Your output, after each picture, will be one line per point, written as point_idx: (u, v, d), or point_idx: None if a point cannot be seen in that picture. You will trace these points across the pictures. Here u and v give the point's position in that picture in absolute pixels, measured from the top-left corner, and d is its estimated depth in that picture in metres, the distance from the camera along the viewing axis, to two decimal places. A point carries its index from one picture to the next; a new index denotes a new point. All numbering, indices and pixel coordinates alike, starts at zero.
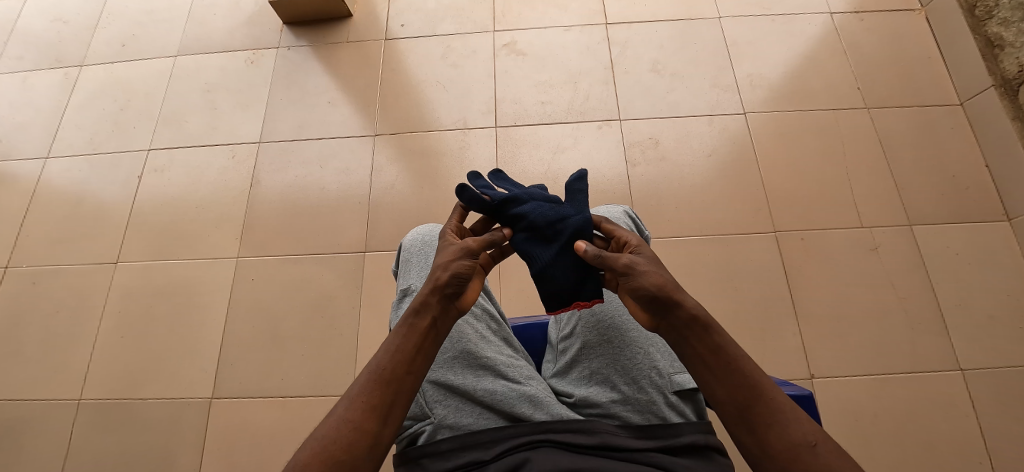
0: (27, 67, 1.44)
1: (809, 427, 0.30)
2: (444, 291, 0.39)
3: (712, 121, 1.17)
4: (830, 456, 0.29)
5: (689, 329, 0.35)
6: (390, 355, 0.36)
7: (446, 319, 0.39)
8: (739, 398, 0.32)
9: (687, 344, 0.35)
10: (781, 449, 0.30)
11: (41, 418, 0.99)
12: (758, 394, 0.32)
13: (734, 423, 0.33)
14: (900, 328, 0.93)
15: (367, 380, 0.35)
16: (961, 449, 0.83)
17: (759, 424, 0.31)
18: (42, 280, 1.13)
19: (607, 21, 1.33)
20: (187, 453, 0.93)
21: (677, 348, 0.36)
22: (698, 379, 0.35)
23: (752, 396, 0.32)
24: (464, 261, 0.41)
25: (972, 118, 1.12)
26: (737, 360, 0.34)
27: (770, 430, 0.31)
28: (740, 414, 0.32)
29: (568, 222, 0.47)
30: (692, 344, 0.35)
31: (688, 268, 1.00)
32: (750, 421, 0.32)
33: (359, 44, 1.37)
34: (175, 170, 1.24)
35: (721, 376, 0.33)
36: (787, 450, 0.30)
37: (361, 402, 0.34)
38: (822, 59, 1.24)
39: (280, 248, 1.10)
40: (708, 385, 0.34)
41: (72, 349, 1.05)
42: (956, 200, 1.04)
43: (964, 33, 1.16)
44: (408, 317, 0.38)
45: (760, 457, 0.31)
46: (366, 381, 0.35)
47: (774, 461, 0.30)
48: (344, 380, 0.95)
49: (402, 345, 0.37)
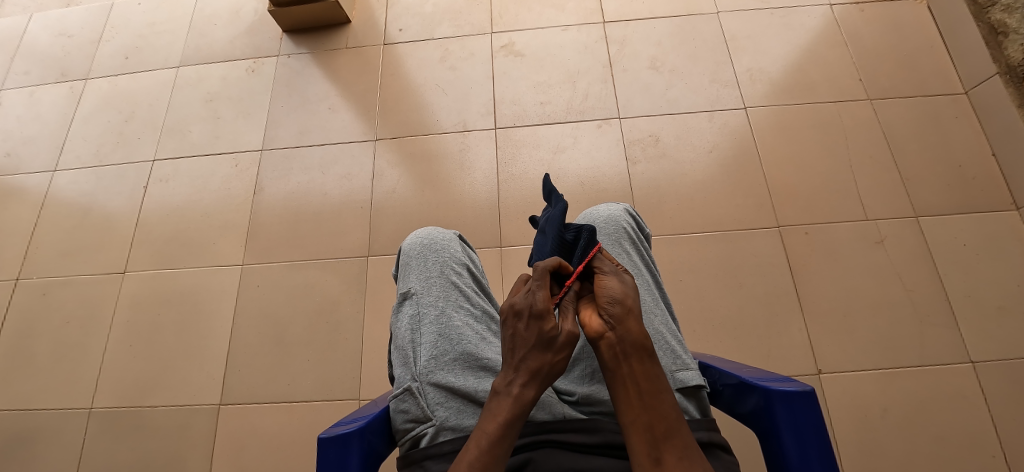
0: (33, 82, 1.46)
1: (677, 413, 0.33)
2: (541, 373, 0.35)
3: (712, 117, 1.17)
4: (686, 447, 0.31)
5: (635, 349, 0.35)
6: (503, 441, 0.33)
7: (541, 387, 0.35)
8: (660, 426, 0.31)
9: (626, 360, 0.35)
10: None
11: (55, 427, 1.00)
12: (679, 427, 0.32)
13: (643, 447, 0.31)
14: (907, 320, 0.92)
15: (487, 467, 0.31)
16: (973, 444, 0.82)
17: (668, 455, 0.30)
18: (52, 291, 1.15)
19: (604, 20, 1.33)
20: (196, 460, 0.94)
21: (611, 366, 0.35)
22: (622, 400, 0.34)
23: (674, 428, 0.31)
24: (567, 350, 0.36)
25: (977, 107, 1.11)
26: (664, 392, 0.34)
27: (676, 464, 0.30)
28: (650, 441, 0.31)
29: (592, 223, 0.55)
30: (631, 365, 0.35)
31: (691, 265, 1.00)
32: (661, 450, 0.31)
33: (358, 50, 1.38)
34: (179, 179, 1.25)
35: (649, 402, 0.33)
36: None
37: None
38: (823, 51, 1.23)
39: (284, 255, 1.11)
40: (633, 409, 0.33)
41: (83, 358, 1.07)
42: (963, 191, 1.03)
43: (967, 21, 1.15)
44: (512, 406, 0.34)
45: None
46: (479, 463, 0.31)
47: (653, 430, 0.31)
48: (350, 384, 0.95)
49: (516, 425, 0.34)
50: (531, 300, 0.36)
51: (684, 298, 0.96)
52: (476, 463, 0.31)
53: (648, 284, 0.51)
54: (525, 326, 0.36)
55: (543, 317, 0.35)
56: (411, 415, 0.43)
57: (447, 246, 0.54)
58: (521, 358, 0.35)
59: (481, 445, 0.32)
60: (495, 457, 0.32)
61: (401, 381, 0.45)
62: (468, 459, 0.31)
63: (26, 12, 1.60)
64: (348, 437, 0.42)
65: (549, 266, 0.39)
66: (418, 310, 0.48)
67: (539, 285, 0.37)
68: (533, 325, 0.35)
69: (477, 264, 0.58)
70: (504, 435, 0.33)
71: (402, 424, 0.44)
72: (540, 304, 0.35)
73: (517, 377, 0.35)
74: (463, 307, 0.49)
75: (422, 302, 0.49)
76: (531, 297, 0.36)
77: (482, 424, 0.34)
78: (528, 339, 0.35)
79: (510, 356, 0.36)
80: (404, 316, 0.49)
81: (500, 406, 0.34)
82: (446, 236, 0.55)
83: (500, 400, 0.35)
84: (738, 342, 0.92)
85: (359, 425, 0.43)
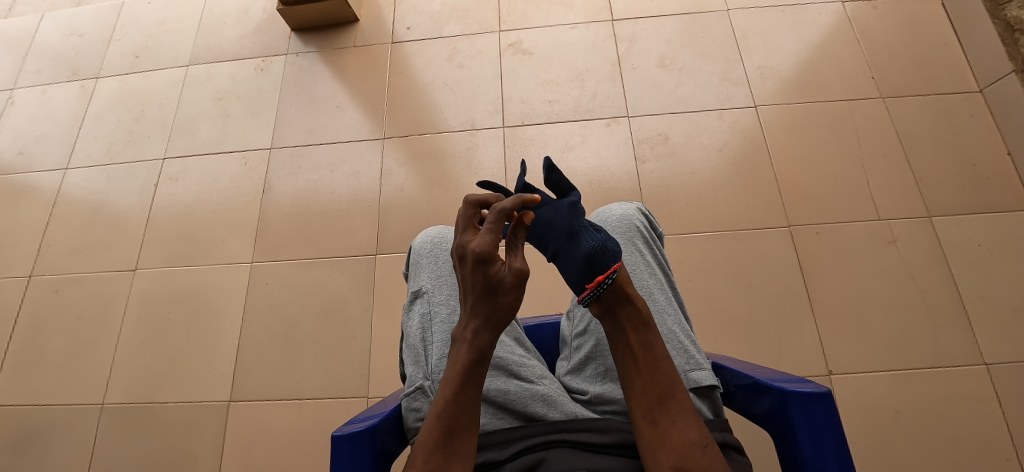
0: (45, 81, 1.47)
1: (674, 378, 0.37)
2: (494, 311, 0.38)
3: (722, 115, 1.16)
4: (682, 409, 0.36)
5: (633, 320, 0.40)
6: (468, 389, 0.35)
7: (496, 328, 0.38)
8: (655, 393, 0.37)
9: (626, 332, 0.40)
10: (676, 442, 0.33)
11: (66, 423, 1.01)
12: (673, 394, 0.36)
13: (642, 410, 0.37)
14: (920, 321, 0.91)
15: (455, 417, 0.33)
16: (988, 448, 0.81)
17: (663, 419, 0.35)
18: (64, 288, 1.16)
19: (613, 18, 1.32)
20: (206, 456, 0.94)
21: (616, 339, 0.40)
22: (624, 369, 0.39)
23: (668, 395, 0.36)
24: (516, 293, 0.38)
25: (993, 105, 1.09)
26: (662, 362, 0.38)
27: (670, 426, 0.35)
28: (648, 405, 0.37)
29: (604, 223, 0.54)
30: (628, 335, 0.40)
31: (701, 264, 0.99)
32: (658, 413, 0.36)
33: (366, 48, 1.38)
34: (189, 177, 1.26)
35: (647, 371, 0.38)
36: (679, 443, 0.33)
37: (435, 430, 0.33)
38: (835, 48, 1.22)
39: (293, 253, 1.12)
40: (630, 374, 0.39)
41: (95, 354, 1.08)
42: (977, 191, 1.01)
43: (982, 19, 1.13)
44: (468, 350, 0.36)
45: (654, 451, 0.34)
46: (448, 415, 0.33)
47: (650, 396, 0.37)
48: (358, 383, 0.96)
49: (474, 371, 0.36)
50: (477, 244, 0.39)
51: (694, 298, 0.96)
52: (444, 413, 0.33)
53: (661, 284, 0.51)
54: (469, 268, 0.39)
55: (487, 258, 0.38)
56: (422, 414, 0.43)
57: None
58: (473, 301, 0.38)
59: (448, 391, 0.34)
60: (460, 405, 0.34)
61: (412, 379, 0.45)
62: (438, 410, 0.34)
63: (37, 12, 1.62)
64: (361, 435, 0.42)
65: (501, 209, 0.41)
66: (429, 309, 0.48)
67: (488, 229, 0.40)
68: (476, 266, 0.38)
69: None
70: (466, 380, 0.35)
71: (413, 422, 0.44)
72: (483, 246, 0.38)
73: (471, 322, 0.38)
74: None
75: (433, 301, 0.48)
76: (478, 239, 0.39)
77: (446, 375, 0.36)
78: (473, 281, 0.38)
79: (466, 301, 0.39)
80: (415, 315, 0.48)
81: (459, 354, 0.37)
82: None
83: (458, 346, 0.37)
84: (748, 343, 0.91)
85: (371, 424, 0.43)
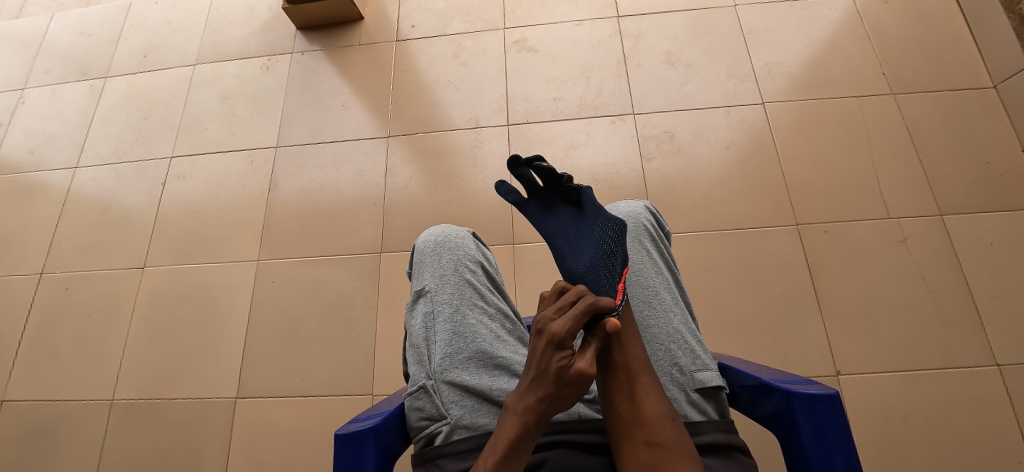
0: (55, 81, 1.49)
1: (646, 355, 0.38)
2: (552, 401, 0.33)
3: (729, 112, 1.14)
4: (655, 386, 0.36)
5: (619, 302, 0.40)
6: (509, 463, 0.31)
7: (552, 411, 0.34)
8: (632, 367, 0.36)
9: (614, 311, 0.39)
10: (651, 416, 0.33)
11: (77, 418, 1.03)
12: (647, 369, 0.37)
13: (616, 385, 0.36)
14: (930, 321, 0.90)
15: None
16: (1000, 450, 0.79)
17: (638, 393, 0.35)
18: (74, 285, 1.18)
19: (619, 14, 1.31)
20: (213, 452, 0.95)
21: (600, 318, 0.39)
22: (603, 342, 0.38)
23: (643, 369, 0.36)
24: (570, 391, 0.33)
25: (1006, 101, 1.07)
26: (636, 338, 0.39)
27: (644, 399, 0.35)
28: (624, 380, 0.36)
29: None
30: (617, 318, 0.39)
31: (707, 263, 0.98)
32: (632, 386, 0.36)
33: (371, 46, 1.39)
34: (196, 176, 1.27)
35: (627, 347, 0.37)
36: (656, 417, 0.33)
37: None
38: (845, 44, 1.20)
39: (299, 251, 1.12)
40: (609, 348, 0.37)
41: (105, 350, 1.09)
42: (989, 188, 1.00)
43: (997, 13, 1.11)
44: (510, 432, 0.32)
45: (629, 427, 0.34)
46: None
47: (623, 371, 0.36)
48: (363, 380, 0.96)
49: (519, 448, 0.31)
50: (555, 327, 0.34)
51: (699, 298, 0.95)
52: None
53: (667, 282, 0.50)
54: (540, 348, 0.34)
55: (563, 347, 0.33)
56: (425, 413, 0.43)
57: (462, 244, 0.53)
58: (531, 380, 0.33)
59: (488, 466, 0.30)
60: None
61: (415, 378, 0.45)
62: None
63: (48, 11, 1.64)
64: (364, 434, 0.42)
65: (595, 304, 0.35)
66: (432, 308, 0.48)
67: (572, 314, 0.34)
68: (550, 350, 0.33)
69: (491, 262, 0.57)
70: (511, 454, 0.31)
71: (417, 421, 0.44)
72: (561, 334, 0.33)
73: (525, 397, 0.33)
74: (478, 305, 0.49)
75: (436, 299, 0.48)
76: (560, 321, 0.34)
77: (492, 442, 0.32)
78: (539, 361, 0.33)
79: (524, 372, 0.35)
80: (418, 314, 0.48)
81: (507, 425, 0.33)
82: (460, 234, 0.55)
83: (508, 418, 0.33)
84: (754, 342, 0.90)
85: (375, 422, 0.43)
